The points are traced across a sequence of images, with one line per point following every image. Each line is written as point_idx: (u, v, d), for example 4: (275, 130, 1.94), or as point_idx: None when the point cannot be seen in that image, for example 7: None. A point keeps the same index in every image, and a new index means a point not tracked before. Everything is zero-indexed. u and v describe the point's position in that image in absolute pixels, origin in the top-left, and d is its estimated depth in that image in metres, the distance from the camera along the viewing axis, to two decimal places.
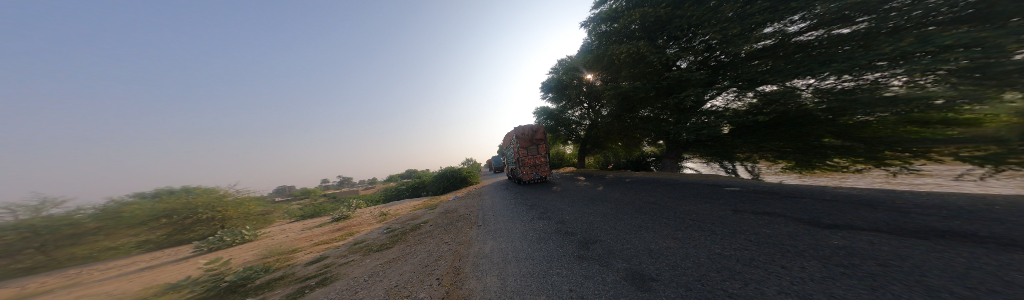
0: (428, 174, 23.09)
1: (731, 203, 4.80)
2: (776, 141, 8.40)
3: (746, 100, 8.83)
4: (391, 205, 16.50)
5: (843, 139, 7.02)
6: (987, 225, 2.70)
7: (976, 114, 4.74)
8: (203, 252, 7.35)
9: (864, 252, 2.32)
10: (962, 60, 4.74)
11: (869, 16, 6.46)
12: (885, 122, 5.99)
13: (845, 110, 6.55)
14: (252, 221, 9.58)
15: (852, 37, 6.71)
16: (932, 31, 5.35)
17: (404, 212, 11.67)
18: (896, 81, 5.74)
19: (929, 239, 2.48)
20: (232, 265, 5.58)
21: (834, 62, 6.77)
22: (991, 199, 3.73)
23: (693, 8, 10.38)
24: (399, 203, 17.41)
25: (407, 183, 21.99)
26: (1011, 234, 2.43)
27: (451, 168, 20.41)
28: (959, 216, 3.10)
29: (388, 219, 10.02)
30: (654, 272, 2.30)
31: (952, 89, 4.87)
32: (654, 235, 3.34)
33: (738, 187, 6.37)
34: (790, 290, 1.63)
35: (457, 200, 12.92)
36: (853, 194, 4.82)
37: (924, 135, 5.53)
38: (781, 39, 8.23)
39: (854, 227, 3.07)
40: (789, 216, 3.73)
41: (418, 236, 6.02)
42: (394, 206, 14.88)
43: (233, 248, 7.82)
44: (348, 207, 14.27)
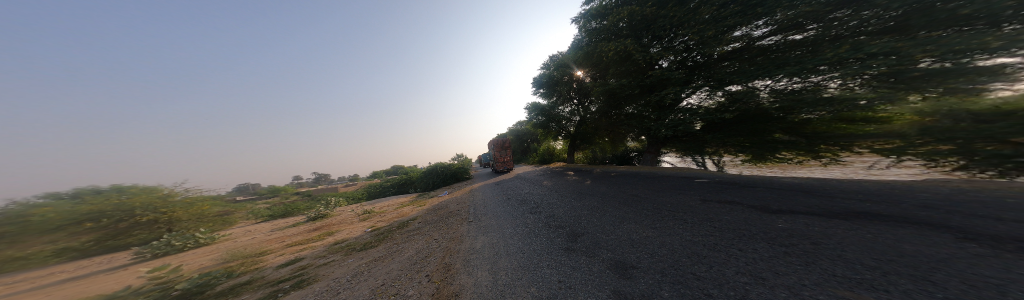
0: (416, 170, 22.46)
1: (700, 194, 5.36)
2: (739, 136, 9.31)
3: (715, 99, 9.39)
4: (377, 202, 15.80)
5: (790, 135, 8.18)
6: (889, 206, 3.36)
7: (889, 113, 5.75)
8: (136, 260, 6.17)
9: (802, 232, 2.75)
10: (883, 66, 5.77)
11: (817, 24, 7.49)
12: (821, 121, 7.19)
13: (792, 109, 7.61)
14: (207, 222, 8.57)
15: (803, 43, 7.73)
16: (865, 42, 6.33)
17: (390, 209, 11.19)
18: (833, 83, 6.75)
19: (848, 220, 3.02)
20: (183, 272, 4.97)
21: (787, 65, 7.71)
22: (893, 185, 4.59)
23: (676, 9, 10.72)
24: (385, 200, 16.79)
25: (393, 179, 21.13)
26: (904, 213, 3.06)
27: (442, 164, 20.11)
28: (870, 199, 3.81)
29: (372, 217, 9.56)
30: (635, 260, 2.51)
31: (873, 91, 6.00)
32: (636, 226, 3.61)
33: (707, 179, 7.09)
34: (745, 270, 1.90)
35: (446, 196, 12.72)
36: (796, 183, 5.63)
37: (851, 131, 6.78)
38: (748, 43, 9.07)
39: (795, 211, 3.62)
40: (746, 203, 4.27)
41: (407, 233, 5.90)
42: (379, 204, 14.19)
43: (184, 254, 6.99)
44: (326, 205, 13.33)
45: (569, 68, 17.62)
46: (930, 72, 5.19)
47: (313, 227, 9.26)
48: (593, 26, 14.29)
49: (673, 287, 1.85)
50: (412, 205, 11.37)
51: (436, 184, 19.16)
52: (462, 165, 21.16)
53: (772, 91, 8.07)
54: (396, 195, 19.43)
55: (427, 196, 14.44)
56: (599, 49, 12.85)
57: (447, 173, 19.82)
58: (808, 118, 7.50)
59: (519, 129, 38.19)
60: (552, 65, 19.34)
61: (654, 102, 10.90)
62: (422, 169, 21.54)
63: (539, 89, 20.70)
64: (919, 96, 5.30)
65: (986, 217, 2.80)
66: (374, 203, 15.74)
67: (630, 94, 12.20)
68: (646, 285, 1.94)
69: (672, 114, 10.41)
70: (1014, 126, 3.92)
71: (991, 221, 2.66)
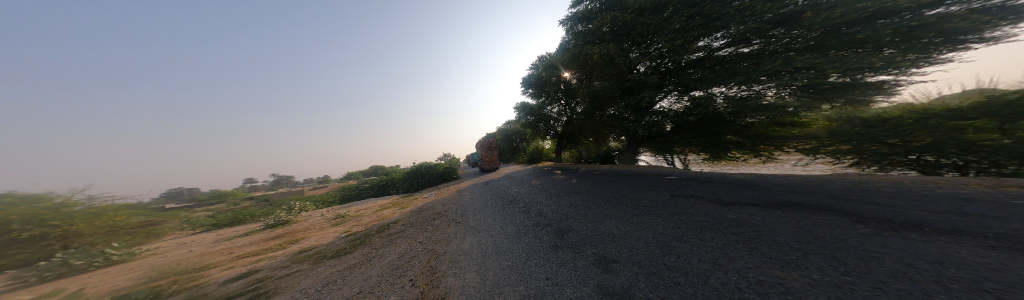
0: (397, 170, 21.12)
1: (670, 189, 5.99)
2: (700, 137, 10.45)
3: (682, 103, 10.33)
4: (352, 205, 14.53)
5: (739, 136, 9.55)
6: (809, 198, 4.16)
7: (812, 119, 7.69)
8: (24, 286, 3.78)
9: (747, 221, 3.27)
10: (804, 79, 7.41)
11: (760, 40, 9.12)
12: (762, 124, 8.83)
13: (741, 114, 8.88)
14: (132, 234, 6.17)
15: (751, 55, 9.19)
16: (795, 58, 7.84)
17: (367, 212, 10.38)
18: (770, 92, 8.13)
19: (781, 210, 3.67)
20: (82, 290, 3.91)
21: (737, 74, 8.86)
22: (813, 179, 5.66)
23: (652, 17, 11.54)
24: (363, 202, 15.55)
25: (371, 181, 19.57)
26: (818, 203, 3.82)
27: (427, 164, 19.26)
28: (797, 191, 4.67)
29: (347, 221, 8.77)
30: (615, 254, 2.73)
31: (797, 100, 7.58)
32: (616, 222, 3.90)
33: (676, 176, 7.91)
34: (707, 258, 2.42)
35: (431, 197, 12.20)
36: (744, 177, 6.59)
37: (783, 133, 8.58)
38: (709, 53, 10.14)
39: (743, 202, 4.27)
40: (706, 197, 4.89)
41: (387, 237, 5.56)
42: (355, 207, 13.05)
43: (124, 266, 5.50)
44: (289, 211, 11.77)
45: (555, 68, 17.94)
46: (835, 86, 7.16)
47: (273, 235, 8.17)
48: (580, 28, 14.67)
49: (649, 279, 2.14)
50: (393, 207, 10.69)
51: (420, 185, 18.27)
52: (450, 165, 20.49)
53: (725, 97, 9.20)
54: (375, 197, 18.13)
55: (409, 198, 13.67)
56: (584, 52, 13.33)
57: (433, 173, 19.04)
58: (752, 122, 8.97)
59: (511, 129, 38.90)
60: (540, 66, 19.57)
61: (632, 104, 11.64)
62: (405, 169, 20.38)
63: (527, 89, 20.97)
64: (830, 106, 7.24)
65: (871, 204, 3.64)
66: (349, 206, 14.44)
67: (611, 96, 12.92)
68: (626, 280, 2.16)
69: (648, 115, 11.08)
70: (887, 131, 5.66)
71: (872, 208, 3.50)
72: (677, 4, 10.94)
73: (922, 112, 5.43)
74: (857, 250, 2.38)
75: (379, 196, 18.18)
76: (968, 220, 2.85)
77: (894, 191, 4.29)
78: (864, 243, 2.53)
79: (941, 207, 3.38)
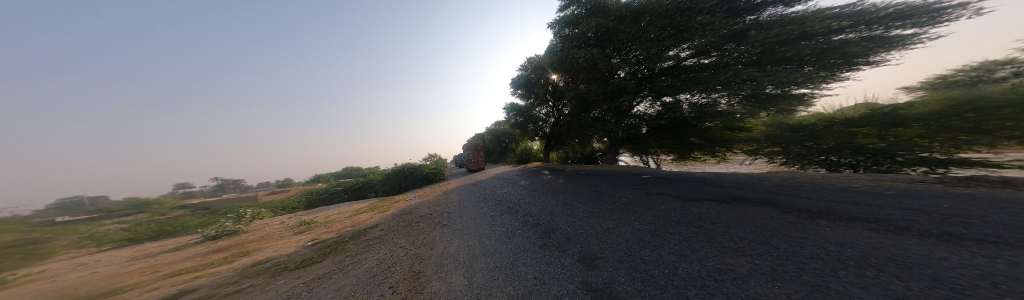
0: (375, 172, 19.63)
1: (646, 187, 6.59)
2: (669, 139, 11.62)
3: (655, 107, 11.35)
4: (320, 210, 13.02)
5: (700, 139, 10.89)
6: (754, 194, 4.94)
7: (752, 124, 9.55)
8: None
9: (707, 216, 3.77)
10: (746, 90, 8.78)
11: (716, 53, 10.47)
12: (717, 127, 10.20)
13: (701, 118, 10.05)
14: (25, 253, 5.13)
15: (711, 66, 10.47)
16: (741, 70, 9.35)
17: (340, 218, 9.41)
18: (723, 100, 9.59)
19: (733, 205, 4.30)
20: None
21: (699, 83, 10.00)
22: (755, 176, 6.72)
23: (630, 26, 12.36)
24: (334, 207, 14.10)
25: (344, 183, 17.87)
26: (761, 199, 4.56)
27: (410, 165, 18.34)
28: (744, 187, 5.51)
29: (314, 228, 7.84)
30: (598, 251, 2.91)
31: (739, 107, 9.14)
32: (599, 219, 4.15)
33: (650, 175, 8.68)
34: (676, 251, 2.71)
35: (414, 200, 11.56)
36: (705, 175, 7.54)
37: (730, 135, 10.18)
38: (677, 62, 11.26)
39: (703, 198, 4.90)
40: (676, 194, 5.47)
41: (364, 243, 5.14)
42: (325, 213, 11.77)
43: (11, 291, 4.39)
44: (238, 220, 10.11)
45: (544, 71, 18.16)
46: (766, 96, 8.85)
47: (218, 247, 6.99)
48: (567, 33, 15.11)
49: (628, 273, 2.35)
50: (370, 211, 9.88)
51: (402, 188, 17.22)
52: (437, 165, 19.72)
53: (689, 103, 10.34)
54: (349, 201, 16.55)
55: (389, 201, 12.77)
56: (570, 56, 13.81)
57: (416, 174, 18.09)
58: (709, 126, 10.33)
59: (499, 129, 38.95)
60: (529, 67, 19.72)
61: (614, 108, 12.36)
62: (385, 170, 19.08)
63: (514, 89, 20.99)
64: (764, 114, 9.06)
65: (797, 198, 4.47)
66: (316, 211, 12.94)
67: (595, 100, 13.55)
68: (609, 276, 2.32)
69: (628, 118, 11.85)
70: (807, 136, 7.41)
71: (798, 201, 4.30)
72: (652, 15, 11.90)
73: (830, 120, 7.24)
74: (788, 235, 2.92)
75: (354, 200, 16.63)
76: (859, 210, 3.69)
77: (812, 185, 5.32)
78: (792, 229, 3.12)
79: (842, 198, 4.31)
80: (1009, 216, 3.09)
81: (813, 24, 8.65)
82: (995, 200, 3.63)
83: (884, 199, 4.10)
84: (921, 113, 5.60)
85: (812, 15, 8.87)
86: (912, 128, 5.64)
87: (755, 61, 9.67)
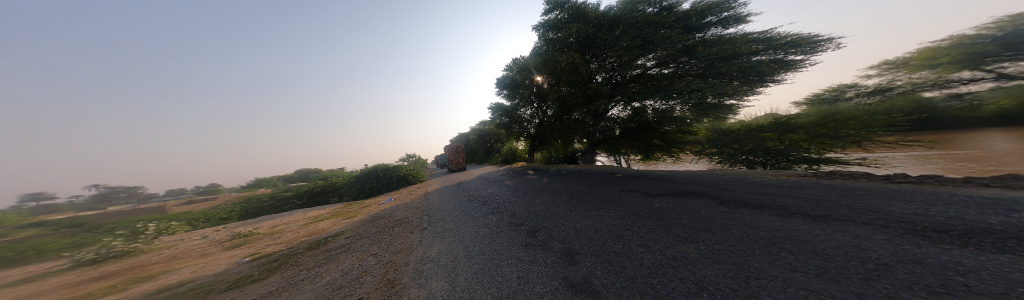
0: (340, 175, 17.44)
1: (618, 185, 7.26)
2: (637, 141, 12.79)
3: (625, 111, 12.49)
4: (264, 220, 10.89)
5: (661, 141, 12.36)
6: (701, 189, 5.90)
7: (700, 128, 11.59)
8: None
9: (667, 210, 4.34)
10: (690, 99, 10.37)
11: (675, 64, 11.92)
12: (672, 131, 11.77)
13: (662, 122, 11.44)
14: None
15: (671, 76, 11.87)
16: (691, 81, 10.88)
17: (292, 227, 8.02)
18: (678, 107, 11.07)
19: (686, 199, 5.06)
20: None
21: (661, 90, 11.29)
22: (702, 173, 8.01)
23: (606, 34, 13.20)
24: (284, 214, 11.98)
25: (298, 187, 15.36)
26: (706, 193, 5.46)
27: (384, 166, 16.96)
28: (695, 183, 6.51)
29: (254, 241, 6.51)
30: (578, 247, 3.10)
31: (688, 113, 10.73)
32: (579, 217, 4.41)
33: (622, 174, 9.56)
34: (645, 243, 3.05)
35: (387, 203, 10.56)
36: (665, 173, 8.67)
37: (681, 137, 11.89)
38: (644, 71, 12.51)
39: (663, 194, 5.63)
40: (642, 191, 6.15)
41: (324, 253, 4.49)
42: (273, 222, 9.94)
43: None
44: (134, 240, 7.71)
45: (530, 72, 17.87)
46: (703, 104, 10.72)
47: (102, 270, 5.27)
48: (550, 36, 15.43)
49: (604, 267, 2.57)
50: (332, 218, 8.65)
51: (375, 191, 15.68)
52: (415, 166, 18.45)
53: (653, 109, 11.71)
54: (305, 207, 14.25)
55: (357, 206, 11.39)
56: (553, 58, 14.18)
57: (392, 176, 16.70)
58: (668, 129, 11.88)
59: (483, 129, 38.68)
60: (514, 68, 19.65)
61: (591, 110, 13.13)
62: (353, 172, 17.15)
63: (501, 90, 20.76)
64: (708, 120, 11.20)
65: (731, 192, 5.50)
66: (260, 221, 10.80)
67: (575, 102, 14.19)
68: (588, 271, 2.49)
69: (603, 121, 12.73)
70: (734, 140, 9.36)
71: (732, 194, 5.29)
72: (625, 25, 12.92)
73: (750, 127, 9.64)
74: (723, 223, 3.59)
75: (311, 206, 14.38)
76: (771, 200, 4.71)
77: (741, 180, 6.60)
78: (726, 217, 3.84)
79: (758, 190, 5.47)
80: (853, 200, 4.36)
81: (741, 46, 10.65)
82: (846, 189, 5.06)
83: (785, 190, 5.33)
84: (803, 123, 8.37)
85: (740, 38, 10.99)
86: (800, 134, 8.08)
87: (704, 74, 11.23)
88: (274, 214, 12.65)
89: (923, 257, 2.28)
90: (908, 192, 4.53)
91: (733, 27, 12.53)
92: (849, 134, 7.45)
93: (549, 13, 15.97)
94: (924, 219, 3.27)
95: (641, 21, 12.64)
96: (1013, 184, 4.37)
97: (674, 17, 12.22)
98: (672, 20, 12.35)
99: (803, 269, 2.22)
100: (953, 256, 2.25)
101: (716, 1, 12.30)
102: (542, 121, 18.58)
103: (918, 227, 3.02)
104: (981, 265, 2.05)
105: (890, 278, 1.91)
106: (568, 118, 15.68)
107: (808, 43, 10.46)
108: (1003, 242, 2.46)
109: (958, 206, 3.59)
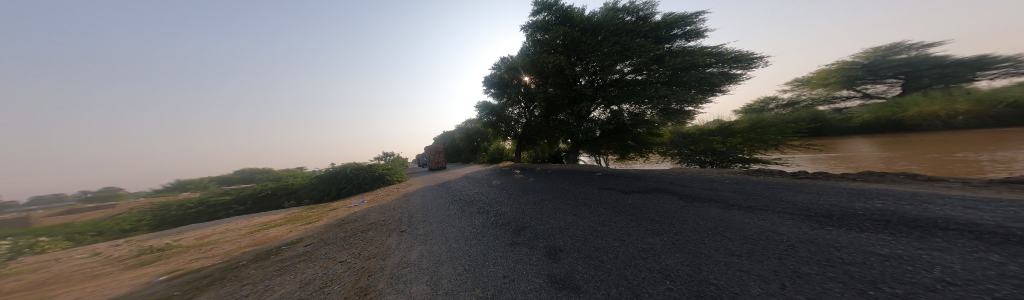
0: (301, 176, 15.47)
1: (597, 183, 7.76)
2: (614, 141, 13.65)
3: (604, 113, 13.29)
4: (191, 230, 8.89)
5: (635, 142, 13.33)
6: (665, 185, 6.68)
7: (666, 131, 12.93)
8: None
9: (638, 206, 4.80)
10: (657, 105, 11.51)
11: (648, 71, 12.98)
12: (645, 133, 12.87)
13: (636, 124, 12.46)
14: None
15: (645, 82, 12.89)
16: (659, 88, 11.98)
17: (231, 236, 6.72)
18: (649, 111, 12.18)
19: (653, 195, 5.65)
20: None
21: (636, 95, 12.15)
22: (667, 172, 8.99)
23: (590, 38, 13.69)
24: (224, 221, 10.07)
25: (244, 188, 13.13)
26: (669, 189, 6.20)
27: (356, 165, 15.64)
28: (660, 181, 7.31)
29: (175, 256, 5.25)
30: (561, 244, 3.23)
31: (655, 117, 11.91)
32: (563, 215, 4.60)
33: (603, 173, 10.22)
34: (621, 237, 3.32)
35: (359, 206, 9.59)
36: (638, 172, 9.53)
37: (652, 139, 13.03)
38: (622, 76, 13.42)
39: (634, 191, 6.22)
40: (617, 188, 6.66)
41: (278, 264, 3.87)
42: (206, 231, 8.22)
43: None
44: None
45: (518, 72, 17.41)
46: (670, 109, 11.94)
47: None
48: (538, 36, 15.50)
49: (585, 262, 2.71)
50: (288, 224, 7.48)
51: (345, 193, 14.24)
52: (392, 166, 17.32)
53: (629, 112, 12.68)
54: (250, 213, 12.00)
55: (322, 209, 10.16)
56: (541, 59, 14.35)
57: (365, 176, 15.36)
58: (642, 131, 12.93)
59: (468, 128, 38.04)
60: (501, 67, 19.42)
61: (574, 112, 13.61)
62: (317, 172, 15.32)
63: (489, 89, 20.52)
64: (674, 123, 12.56)
65: (687, 187, 6.35)
66: (185, 231, 8.78)
67: (560, 103, 14.51)
68: (571, 268, 2.59)
69: (586, 122, 13.32)
70: (691, 143, 10.67)
71: (689, 189, 6.08)
72: (606, 31, 13.58)
73: (705, 132, 11.07)
74: (681, 216, 4.10)
75: (259, 211, 12.19)
76: (718, 194, 5.56)
77: (696, 178, 7.63)
78: (684, 210, 4.39)
79: (708, 186, 6.39)
80: (774, 193, 5.37)
81: (699, 58, 12.03)
82: (769, 184, 6.19)
83: (727, 186, 6.29)
84: (738, 129, 10.13)
85: (697, 50, 12.41)
86: (738, 138, 9.73)
87: (671, 82, 12.44)
88: (206, 223, 10.38)
89: (816, 236, 2.94)
90: (807, 185, 5.77)
91: (693, 40, 14.08)
92: (769, 139, 9.30)
93: (537, 13, 16.01)
94: (817, 206, 4.20)
95: (620, 28, 13.40)
96: (869, 179, 5.85)
97: (647, 26, 13.21)
98: (646, 30, 13.35)
99: (738, 253, 2.65)
100: (833, 235, 2.92)
101: (681, 16, 13.66)
102: (528, 120, 18.69)
103: (813, 213, 3.86)
104: (851, 241, 2.71)
105: (796, 256, 2.39)
106: (553, 118, 16.03)
107: (746, 60, 12.38)
108: (862, 222, 3.28)
109: (838, 196, 4.69)
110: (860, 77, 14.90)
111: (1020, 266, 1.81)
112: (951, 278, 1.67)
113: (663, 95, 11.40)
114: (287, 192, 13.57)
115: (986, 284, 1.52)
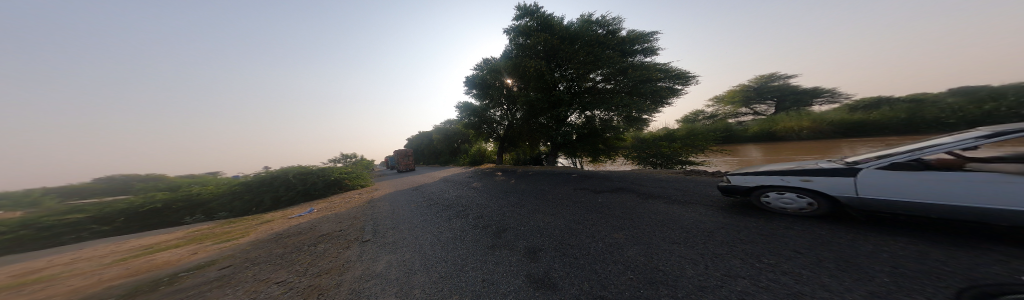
0: (220, 182, 12.26)
1: (572, 184, 8.28)
2: (588, 145, 14.65)
3: (579, 118, 14.21)
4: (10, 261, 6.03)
5: (605, 146, 14.58)
6: (627, 185, 7.54)
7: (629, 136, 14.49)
8: None
9: (607, 204, 5.24)
10: (622, 113, 12.82)
11: (617, 81, 14.26)
12: (613, 138, 14.21)
13: (606, 129, 13.70)
14: None
15: (614, 91, 14.15)
16: (624, 98, 13.39)
17: (98, 266, 4.85)
18: (615, 118, 13.52)
19: (617, 194, 6.31)
20: None
21: (606, 103, 13.27)
22: (628, 173, 10.17)
23: (568, 46, 14.38)
24: (85, 245, 7.23)
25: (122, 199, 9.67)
26: (630, 188, 7.03)
27: (303, 168, 13.45)
28: (623, 181, 8.21)
29: None
30: (540, 244, 3.29)
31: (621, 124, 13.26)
32: (542, 215, 4.72)
33: (578, 174, 10.91)
34: (593, 235, 3.56)
35: (307, 216, 8.09)
36: (606, 173, 10.53)
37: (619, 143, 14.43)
38: (595, 85, 14.52)
39: (603, 190, 6.85)
40: (590, 188, 7.21)
41: (173, 295, 2.93)
42: (42, 263, 5.68)
43: None
44: None
45: (500, 74, 17.34)
46: (633, 117, 13.43)
47: None
48: (520, 41, 15.54)
49: (561, 260, 2.82)
50: (198, 245, 5.75)
51: (286, 201, 11.88)
52: (352, 169, 15.41)
53: (600, 118, 13.89)
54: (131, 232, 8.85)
55: (254, 222, 8.25)
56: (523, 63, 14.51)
57: (314, 181, 13.27)
58: (611, 136, 14.26)
59: (445, 129, 36.44)
60: (483, 68, 19.00)
61: (553, 116, 14.17)
62: (245, 178, 12.37)
63: (470, 89, 19.95)
64: (635, 130, 14.20)
65: (642, 186, 7.33)
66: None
67: (540, 107, 14.90)
68: (548, 268, 2.62)
69: (564, 126, 14.05)
70: (647, 148, 12.23)
71: (643, 188, 7.01)
72: (582, 41, 14.44)
73: (657, 137, 12.85)
74: (638, 211, 4.65)
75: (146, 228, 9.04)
76: (664, 191, 6.55)
77: (649, 177, 8.87)
78: (640, 207, 4.99)
79: (658, 184, 7.48)
80: (703, 189, 6.60)
81: (653, 73, 13.84)
82: (700, 182, 7.61)
83: (670, 184, 7.47)
84: (679, 136, 12.04)
85: (652, 66, 14.26)
86: (679, 144, 11.64)
87: (634, 92, 13.98)
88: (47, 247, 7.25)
89: (728, 223, 3.69)
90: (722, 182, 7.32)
91: (649, 57, 16.11)
92: (699, 145, 11.44)
93: (519, 19, 16.10)
94: (730, 199, 5.30)
95: (593, 40, 14.43)
96: None
97: (615, 40, 14.55)
98: (614, 43, 14.68)
99: (679, 241, 3.12)
100: (739, 221, 3.72)
101: (640, 34, 15.47)
102: (508, 122, 18.70)
103: (727, 205, 4.86)
104: (748, 225, 3.48)
105: (715, 240, 2.95)
106: (533, 121, 16.29)
107: (685, 78, 14.78)
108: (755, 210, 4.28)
109: None
110: (751, 99, 21.87)
111: (833, 236, 2.61)
112: (800, 248, 2.29)
113: (627, 104, 12.80)
114: (191, 204, 10.21)
115: (816, 251, 2.14)
